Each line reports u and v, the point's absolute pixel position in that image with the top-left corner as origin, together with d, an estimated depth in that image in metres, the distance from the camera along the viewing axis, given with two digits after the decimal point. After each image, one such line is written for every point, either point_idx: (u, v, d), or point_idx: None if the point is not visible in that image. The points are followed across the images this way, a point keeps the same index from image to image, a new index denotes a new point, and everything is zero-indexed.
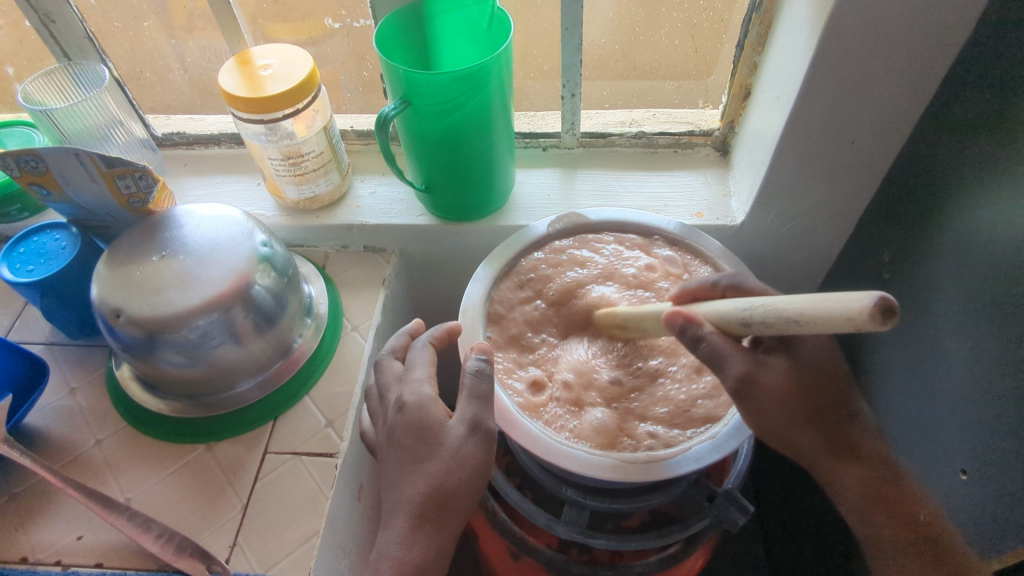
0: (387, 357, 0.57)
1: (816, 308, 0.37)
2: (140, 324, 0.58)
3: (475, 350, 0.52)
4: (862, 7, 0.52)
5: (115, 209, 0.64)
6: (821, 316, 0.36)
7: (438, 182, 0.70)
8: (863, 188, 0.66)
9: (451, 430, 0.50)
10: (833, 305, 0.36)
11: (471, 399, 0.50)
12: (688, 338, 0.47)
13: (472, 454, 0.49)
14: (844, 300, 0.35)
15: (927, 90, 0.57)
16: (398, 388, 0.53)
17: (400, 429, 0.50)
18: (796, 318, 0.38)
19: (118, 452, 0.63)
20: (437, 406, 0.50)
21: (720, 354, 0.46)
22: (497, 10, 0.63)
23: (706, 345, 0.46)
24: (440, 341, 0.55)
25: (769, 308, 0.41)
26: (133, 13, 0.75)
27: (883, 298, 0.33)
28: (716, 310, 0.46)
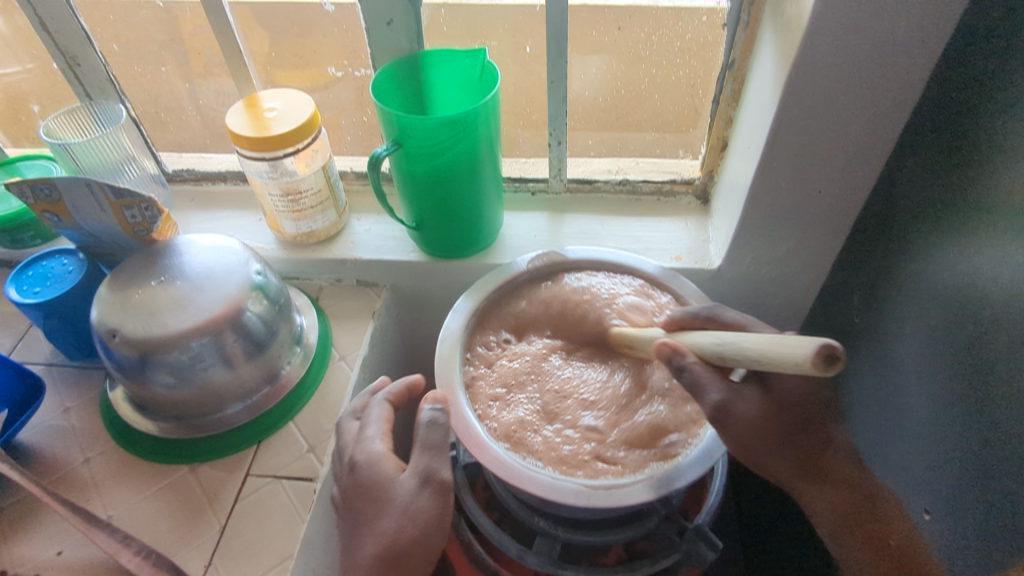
0: (345, 419, 0.61)
1: (760, 349, 0.44)
2: (134, 345, 0.60)
3: (429, 399, 0.56)
4: (820, 65, 0.56)
5: (122, 238, 0.68)
6: (774, 359, 0.43)
7: (429, 221, 0.74)
8: (835, 236, 0.69)
9: (401, 484, 0.54)
10: (788, 350, 0.42)
11: (423, 451, 0.55)
12: (672, 364, 0.52)
13: (423, 509, 0.53)
14: (794, 346, 0.42)
15: (889, 144, 0.60)
16: (353, 447, 0.58)
17: (354, 488, 0.55)
18: (744, 352, 0.46)
19: (105, 470, 0.65)
20: (385, 465, 0.55)
21: (699, 381, 0.51)
22: (487, 63, 0.68)
23: (687, 372, 0.51)
24: (397, 398, 0.61)
25: (738, 347, 0.47)
26: (153, 59, 0.80)
27: (829, 348, 0.39)
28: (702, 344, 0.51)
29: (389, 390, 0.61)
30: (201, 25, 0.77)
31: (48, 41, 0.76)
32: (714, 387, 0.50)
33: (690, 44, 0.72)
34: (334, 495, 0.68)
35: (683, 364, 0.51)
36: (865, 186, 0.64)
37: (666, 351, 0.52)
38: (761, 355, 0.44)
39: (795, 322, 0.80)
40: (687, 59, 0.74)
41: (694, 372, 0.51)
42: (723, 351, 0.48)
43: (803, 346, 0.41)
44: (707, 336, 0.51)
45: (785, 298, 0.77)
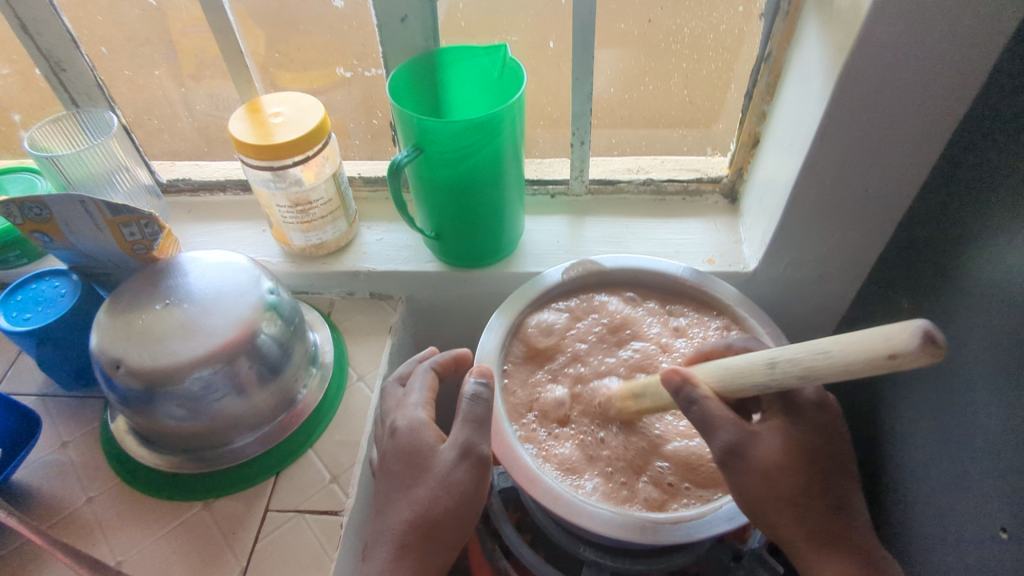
0: (390, 385, 0.57)
1: (849, 356, 0.35)
2: (140, 376, 0.55)
3: (473, 372, 0.51)
4: (878, 56, 0.52)
5: (119, 257, 0.63)
6: (852, 359, 0.35)
7: (448, 230, 0.69)
8: (879, 236, 0.66)
9: (440, 456, 0.49)
10: (866, 344, 0.34)
11: (464, 424, 0.49)
12: (685, 397, 0.47)
13: (461, 482, 0.48)
14: (878, 335, 0.34)
15: (943, 139, 0.57)
16: (395, 412, 0.54)
17: (392, 453, 0.51)
18: (813, 365, 0.38)
19: (111, 511, 0.60)
20: (427, 433, 0.51)
21: (712, 418, 0.46)
22: (509, 60, 0.63)
23: (699, 407, 0.46)
24: (442, 367, 0.57)
25: (795, 359, 0.39)
26: (144, 61, 0.75)
27: (928, 329, 0.32)
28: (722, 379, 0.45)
29: (434, 360, 0.57)
30: (197, 24, 0.71)
31: (29, 45, 0.70)
32: (726, 427, 0.46)
33: (721, 36, 0.68)
34: (360, 526, 0.63)
35: (695, 396, 0.46)
36: (914, 183, 0.61)
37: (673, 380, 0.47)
38: (846, 367, 0.36)
39: (832, 325, 0.77)
40: (718, 52, 0.70)
41: (712, 406, 0.46)
42: (792, 371, 0.39)
43: (888, 336, 0.34)
44: (751, 355, 0.43)
45: (823, 300, 0.74)
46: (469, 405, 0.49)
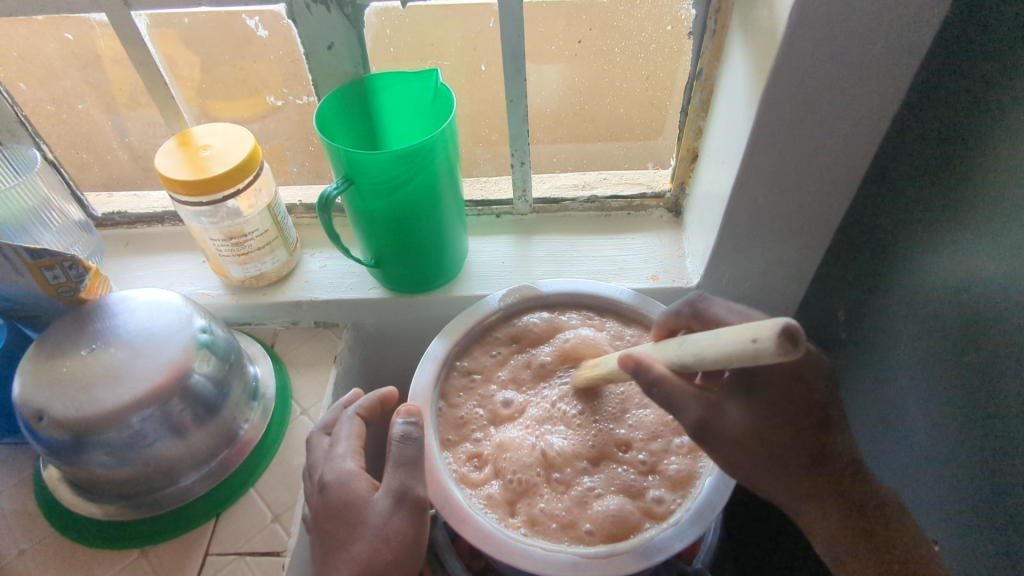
0: (316, 434, 0.58)
1: (724, 349, 0.38)
2: (66, 426, 0.54)
3: (400, 412, 0.52)
4: (797, 77, 0.52)
5: (44, 301, 0.61)
6: (737, 348, 0.37)
7: (388, 257, 0.69)
8: (814, 249, 0.66)
9: (373, 504, 0.50)
10: (747, 333, 0.36)
11: (396, 468, 0.50)
12: (643, 379, 0.46)
13: (397, 530, 0.49)
14: (753, 327, 0.36)
15: (867, 155, 0.57)
16: (323, 466, 0.54)
17: (324, 512, 0.51)
18: (696, 357, 0.41)
19: (43, 564, 0.58)
20: (357, 484, 0.51)
21: (674, 396, 0.45)
22: (440, 84, 0.63)
23: (658, 391, 0.45)
24: (367, 412, 0.57)
25: (698, 349, 0.41)
26: (69, 94, 0.73)
27: (790, 325, 0.34)
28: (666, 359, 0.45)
29: (360, 404, 0.58)
30: (121, 53, 0.69)
31: None
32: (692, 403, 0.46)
33: (653, 54, 0.69)
34: (306, 563, 0.62)
35: (653, 375, 0.46)
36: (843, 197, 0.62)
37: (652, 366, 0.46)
38: (724, 356, 0.38)
39: None
40: (651, 71, 0.70)
41: (668, 391, 0.45)
42: (682, 364, 0.43)
43: (764, 324, 0.35)
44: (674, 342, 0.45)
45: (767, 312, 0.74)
46: (398, 448, 0.50)
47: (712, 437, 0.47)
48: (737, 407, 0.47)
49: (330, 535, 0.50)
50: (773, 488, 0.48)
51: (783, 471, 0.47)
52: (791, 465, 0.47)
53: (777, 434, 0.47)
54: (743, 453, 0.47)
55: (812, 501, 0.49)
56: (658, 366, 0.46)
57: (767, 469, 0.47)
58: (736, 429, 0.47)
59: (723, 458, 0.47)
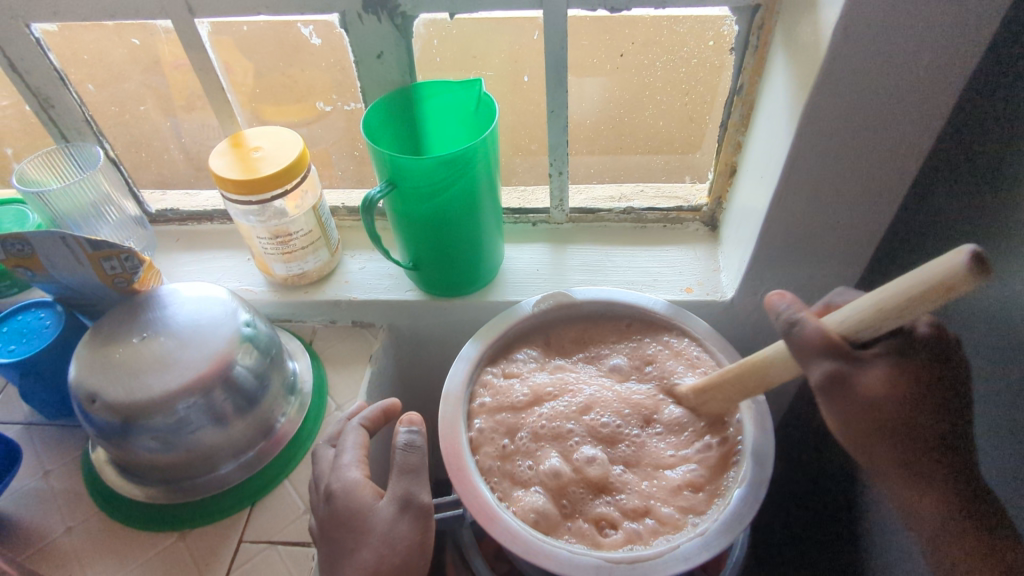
0: (322, 446, 0.59)
1: (905, 290, 0.37)
2: (115, 410, 0.56)
3: (401, 422, 0.55)
4: (839, 95, 0.52)
5: (101, 289, 0.64)
6: (923, 283, 0.36)
7: (426, 260, 0.70)
8: (853, 267, 0.66)
9: (379, 511, 0.51)
10: (926, 272, 0.36)
11: (401, 475, 0.52)
12: (783, 324, 0.45)
13: (404, 534, 0.50)
14: (936, 263, 0.35)
15: (909, 173, 0.57)
16: (329, 476, 0.55)
17: (330, 521, 0.52)
18: (875, 309, 0.39)
19: (87, 541, 0.61)
20: (361, 492, 0.53)
21: (808, 346, 0.43)
22: (483, 94, 0.64)
23: (801, 328, 0.43)
24: (373, 421, 0.60)
25: (867, 304, 0.40)
26: (132, 96, 0.77)
27: (975, 250, 0.34)
28: (840, 318, 0.42)
29: (364, 415, 0.60)
30: (181, 58, 0.73)
31: (19, 83, 0.73)
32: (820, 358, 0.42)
33: (694, 69, 0.69)
34: None
35: (796, 317, 0.44)
36: (883, 216, 0.61)
37: (780, 305, 0.45)
38: (907, 297, 0.37)
39: None
40: (692, 85, 0.71)
41: (810, 328, 0.43)
42: (862, 323, 0.40)
43: (942, 262, 0.35)
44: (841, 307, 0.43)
45: None
46: (400, 455, 0.52)
47: (837, 392, 0.42)
48: (884, 365, 0.42)
49: (337, 544, 0.51)
50: (888, 466, 0.45)
51: (909, 445, 0.43)
52: (929, 441, 0.43)
53: (901, 406, 0.42)
54: (863, 417, 0.42)
55: (931, 485, 0.44)
56: (810, 321, 0.43)
57: (883, 440, 0.43)
58: (875, 391, 0.42)
59: (849, 419, 0.43)
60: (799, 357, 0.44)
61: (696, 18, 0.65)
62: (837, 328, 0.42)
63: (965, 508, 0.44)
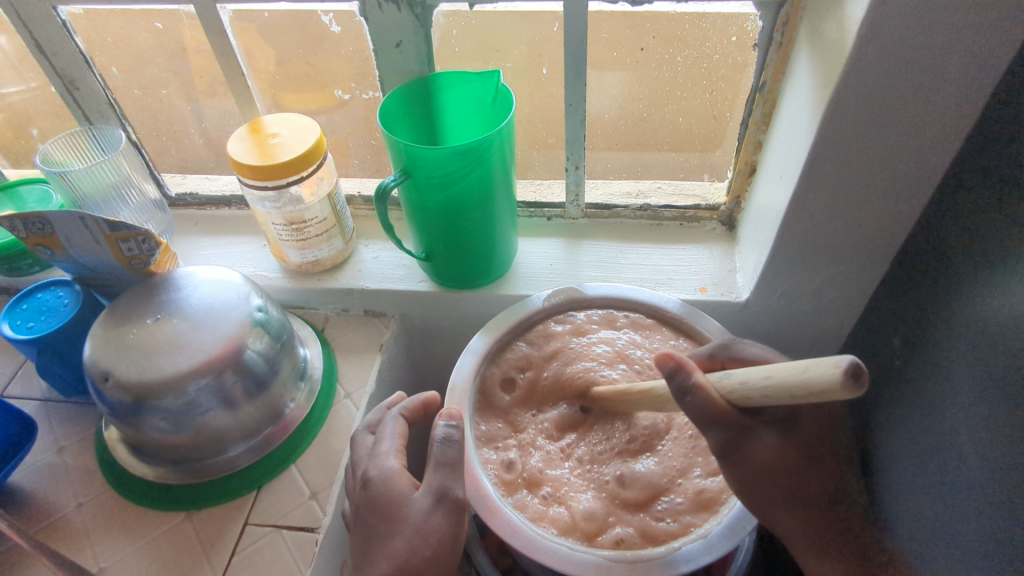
0: (361, 433, 0.59)
1: (784, 384, 0.37)
2: (128, 389, 0.57)
3: (441, 415, 0.54)
4: (863, 93, 0.51)
5: (118, 270, 0.65)
6: (800, 388, 0.36)
7: (439, 251, 0.70)
8: (874, 271, 0.64)
9: (416, 502, 0.51)
10: (806, 376, 0.35)
11: (438, 467, 0.51)
12: (680, 384, 0.45)
13: (438, 527, 0.50)
14: (819, 368, 0.35)
15: (934, 176, 0.55)
16: (366, 462, 0.55)
17: (365, 506, 0.53)
18: (759, 391, 0.40)
19: (98, 517, 0.62)
20: (398, 482, 0.52)
21: (705, 412, 0.44)
22: (501, 86, 0.64)
23: (694, 397, 0.45)
24: (412, 413, 0.59)
25: (756, 385, 0.40)
26: (154, 81, 0.78)
27: (852, 365, 0.33)
28: (727, 383, 0.43)
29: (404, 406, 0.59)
30: (204, 44, 0.73)
31: (46, 65, 0.74)
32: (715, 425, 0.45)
33: (716, 64, 0.68)
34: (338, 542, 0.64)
35: (689, 385, 0.45)
36: (907, 219, 0.59)
37: (668, 367, 0.46)
38: (783, 392, 0.37)
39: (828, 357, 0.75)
40: (713, 81, 0.69)
41: (700, 397, 0.44)
42: (742, 396, 0.41)
43: (827, 366, 0.34)
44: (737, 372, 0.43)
45: (818, 332, 0.72)
46: (441, 448, 0.52)
47: (736, 454, 0.48)
48: (776, 437, 0.49)
49: (372, 529, 0.51)
50: (783, 517, 0.51)
51: (795, 501, 0.50)
52: (817, 494, 0.51)
53: (799, 462, 0.50)
54: (759, 479, 0.49)
55: (833, 529, 0.52)
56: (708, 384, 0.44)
57: (781, 502, 0.50)
58: (764, 455, 0.48)
59: (754, 483, 0.49)
60: (694, 421, 0.46)
61: (720, 12, 0.63)
62: (724, 397, 0.43)
63: (848, 531, 0.53)
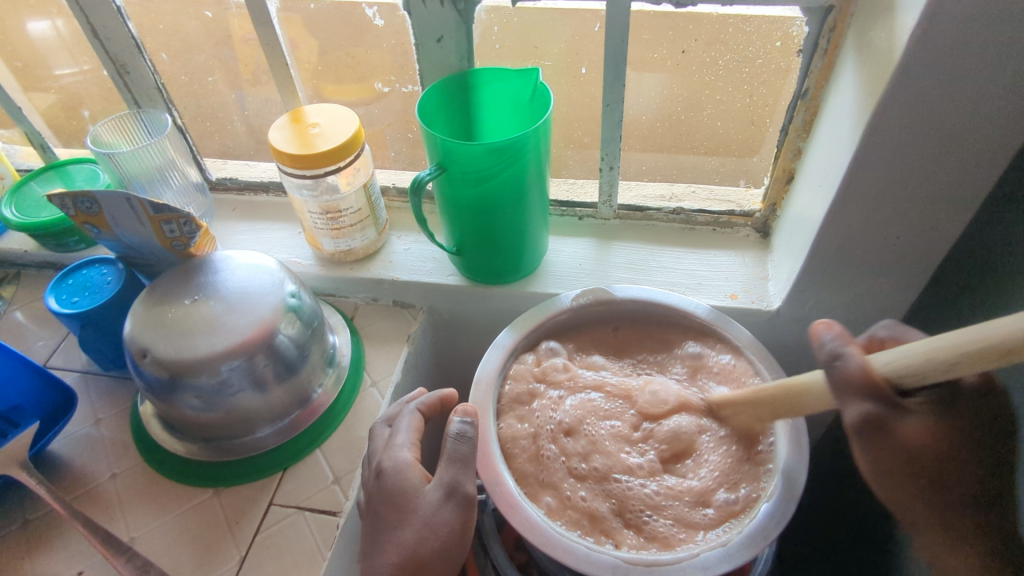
0: (378, 425, 0.60)
1: (965, 342, 0.35)
2: (164, 366, 0.59)
3: (457, 411, 0.54)
4: (911, 104, 0.50)
5: (160, 250, 0.67)
6: (976, 344, 0.34)
7: (470, 246, 0.71)
8: (910, 285, 0.63)
9: (427, 495, 0.52)
10: (980, 334, 0.34)
11: (450, 463, 0.53)
12: (825, 354, 0.44)
13: (445, 522, 0.51)
14: (992, 329, 0.34)
15: (980, 190, 0.54)
16: (382, 453, 0.57)
17: (377, 496, 0.54)
18: (923, 359, 0.37)
19: (130, 489, 0.64)
20: (411, 474, 0.54)
21: (848, 381, 0.43)
22: (540, 83, 0.64)
23: (841, 365, 0.43)
24: (429, 408, 0.60)
25: (910, 359, 0.38)
26: (202, 68, 0.80)
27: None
28: (887, 358, 0.40)
29: (421, 400, 0.60)
30: (251, 33, 0.75)
31: (100, 48, 0.76)
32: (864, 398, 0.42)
33: (758, 69, 0.67)
34: (358, 527, 0.65)
35: (841, 351, 0.43)
36: (949, 233, 0.58)
37: (826, 336, 0.45)
38: (962, 350, 0.35)
39: None
40: (754, 86, 0.69)
41: (853, 364, 0.42)
42: (909, 369, 0.38)
43: (1006, 323, 0.33)
44: (891, 353, 0.40)
45: None
46: (454, 444, 0.52)
47: (883, 433, 0.44)
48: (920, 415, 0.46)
49: (382, 519, 0.53)
50: (914, 505, 0.49)
51: (947, 491, 0.48)
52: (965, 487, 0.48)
53: (944, 450, 0.46)
54: (895, 460, 0.45)
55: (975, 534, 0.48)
56: (855, 358, 0.43)
57: (925, 492, 0.48)
58: (914, 437, 0.45)
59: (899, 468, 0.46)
60: (838, 397, 0.44)
61: (765, 17, 0.62)
62: (885, 375, 0.40)
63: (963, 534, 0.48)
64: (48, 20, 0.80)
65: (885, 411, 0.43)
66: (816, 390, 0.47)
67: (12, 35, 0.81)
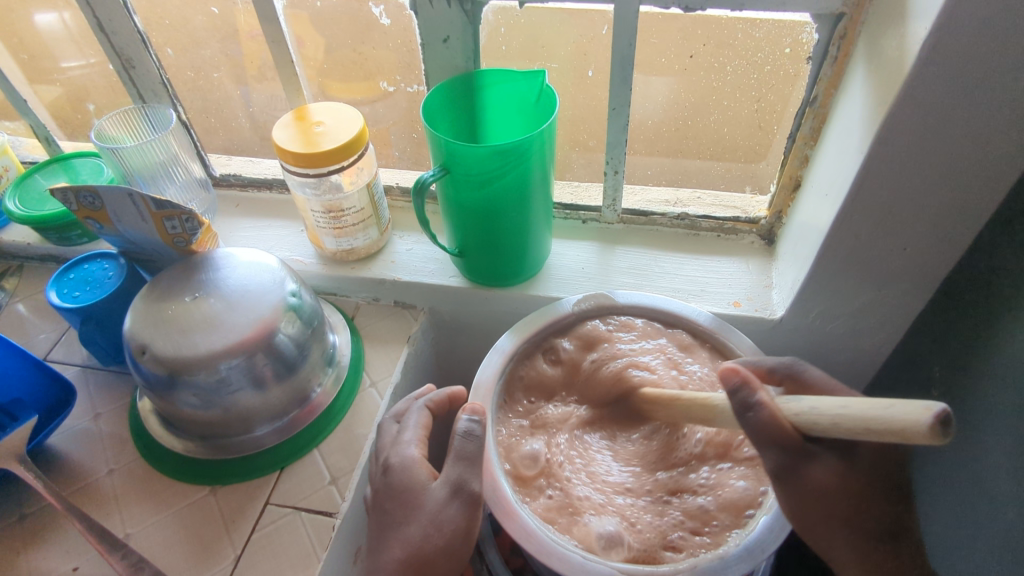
0: (386, 422, 0.60)
1: (868, 419, 0.38)
2: (163, 363, 0.59)
3: (465, 408, 0.54)
4: (921, 115, 0.49)
5: (161, 247, 0.67)
6: (877, 422, 0.37)
7: (473, 248, 0.70)
8: (916, 296, 0.62)
9: (433, 492, 0.52)
10: (885, 413, 0.37)
11: (457, 461, 0.52)
12: (740, 401, 0.46)
13: (451, 519, 0.51)
14: (902, 410, 0.36)
15: (989, 203, 0.53)
16: (389, 449, 0.56)
17: (385, 492, 0.53)
18: (832, 422, 0.41)
19: (127, 485, 0.64)
20: (418, 470, 0.53)
21: (764, 429, 0.45)
22: (545, 86, 0.63)
23: (755, 413, 0.45)
24: (436, 406, 0.60)
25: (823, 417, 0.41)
26: (208, 64, 0.79)
27: (942, 411, 0.34)
28: (797, 411, 0.44)
29: (430, 399, 0.60)
30: (256, 29, 0.75)
31: (106, 43, 0.76)
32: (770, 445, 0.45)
33: (766, 76, 0.67)
34: (355, 528, 0.65)
35: (753, 401, 0.45)
36: (957, 245, 0.57)
37: (732, 381, 0.47)
38: (865, 426, 0.38)
39: (863, 380, 0.73)
40: (762, 92, 0.68)
41: (765, 411, 0.45)
42: (815, 425, 0.42)
43: (916, 410, 0.35)
44: (801, 403, 0.44)
45: (854, 354, 0.70)
46: (461, 442, 0.52)
47: (794, 479, 0.46)
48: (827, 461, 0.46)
49: (389, 515, 0.53)
50: (834, 533, 0.47)
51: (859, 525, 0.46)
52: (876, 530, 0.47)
53: (840, 490, 0.46)
54: (803, 500, 0.46)
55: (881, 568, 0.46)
56: (767, 406, 0.45)
57: (838, 527, 0.46)
58: (820, 480, 0.46)
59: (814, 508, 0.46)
60: (752, 439, 0.46)
61: (774, 23, 0.62)
62: (793, 421, 0.44)
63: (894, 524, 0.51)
64: (54, 13, 0.80)
65: (793, 460, 0.45)
66: (727, 411, 0.50)
67: (19, 27, 0.81)
